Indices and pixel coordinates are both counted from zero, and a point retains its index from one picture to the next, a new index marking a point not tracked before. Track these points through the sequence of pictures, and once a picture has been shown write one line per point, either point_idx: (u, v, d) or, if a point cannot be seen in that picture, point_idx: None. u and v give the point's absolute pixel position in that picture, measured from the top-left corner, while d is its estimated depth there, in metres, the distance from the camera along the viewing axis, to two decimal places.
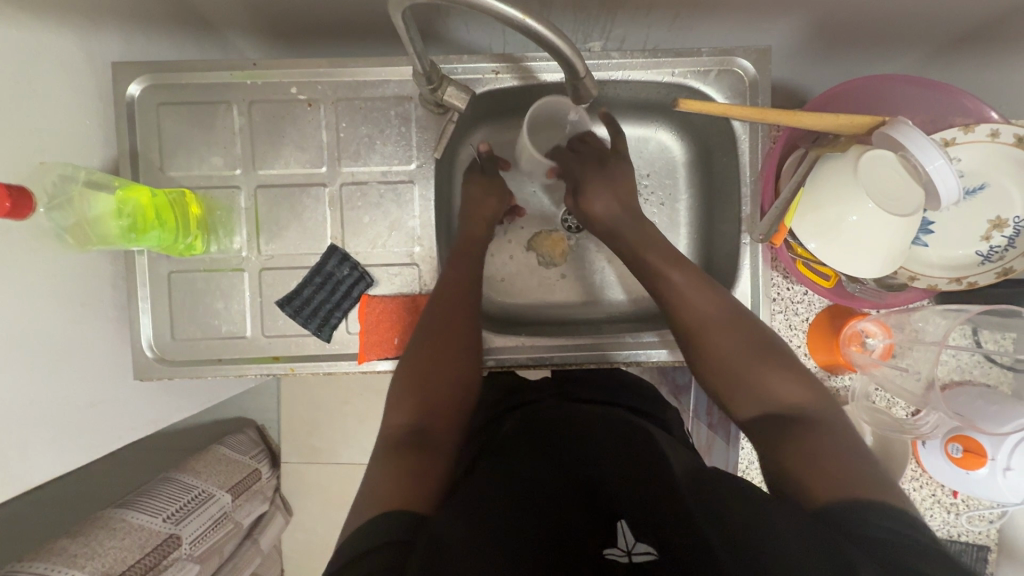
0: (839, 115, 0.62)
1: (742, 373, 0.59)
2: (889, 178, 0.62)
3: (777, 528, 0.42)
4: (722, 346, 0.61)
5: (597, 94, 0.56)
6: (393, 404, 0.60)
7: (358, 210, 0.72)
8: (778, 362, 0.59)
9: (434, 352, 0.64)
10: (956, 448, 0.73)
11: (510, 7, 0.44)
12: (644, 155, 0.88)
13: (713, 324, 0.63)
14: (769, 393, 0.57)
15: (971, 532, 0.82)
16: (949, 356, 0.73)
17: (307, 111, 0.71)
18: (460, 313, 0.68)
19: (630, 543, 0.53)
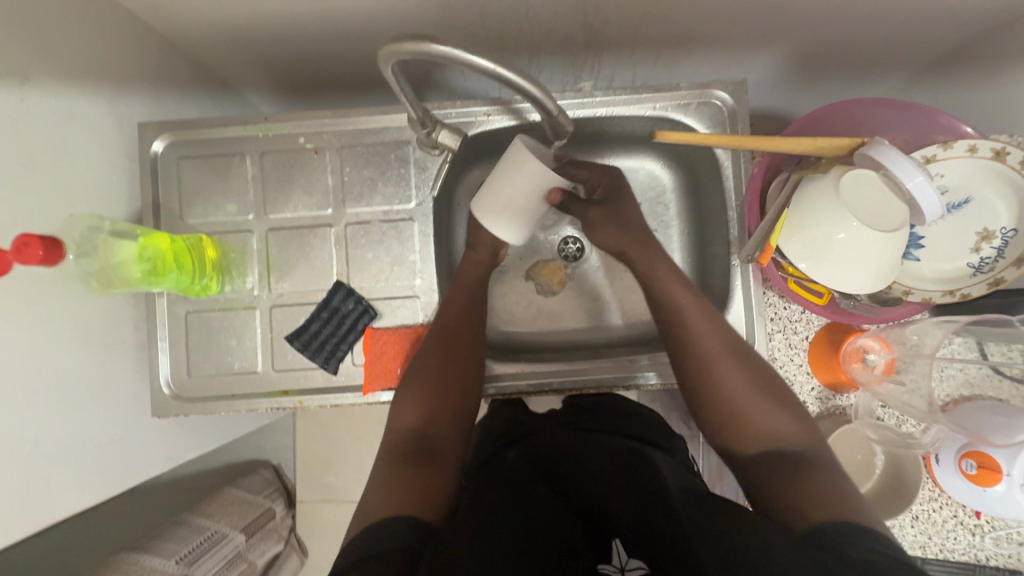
0: (816, 139, 0.65)
1: (739, 407, 0.60)
2: (877, 197, 0.63)
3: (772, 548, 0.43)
4: (729, 379, 0.62)
5: (572, 129, 0.59)
6: (400, 412, 0.64)
7: (362, 247, 0.76)
8: (778, 398, 0.60)
9: (449, 374, 0.67)
10: (970, 463, 0.72)
11: (482, 58, 0.48)
12: (635, 184, 0.91)
13: (716, 354, 0.63)
14: (773, 428, 0.58)
15: (998, 554, 0.79)
16: (954, 369, 0.74)
17: (314, 158, 0.76)
18: (460, 350, 0.69)
19: (624, 559, 0.52)
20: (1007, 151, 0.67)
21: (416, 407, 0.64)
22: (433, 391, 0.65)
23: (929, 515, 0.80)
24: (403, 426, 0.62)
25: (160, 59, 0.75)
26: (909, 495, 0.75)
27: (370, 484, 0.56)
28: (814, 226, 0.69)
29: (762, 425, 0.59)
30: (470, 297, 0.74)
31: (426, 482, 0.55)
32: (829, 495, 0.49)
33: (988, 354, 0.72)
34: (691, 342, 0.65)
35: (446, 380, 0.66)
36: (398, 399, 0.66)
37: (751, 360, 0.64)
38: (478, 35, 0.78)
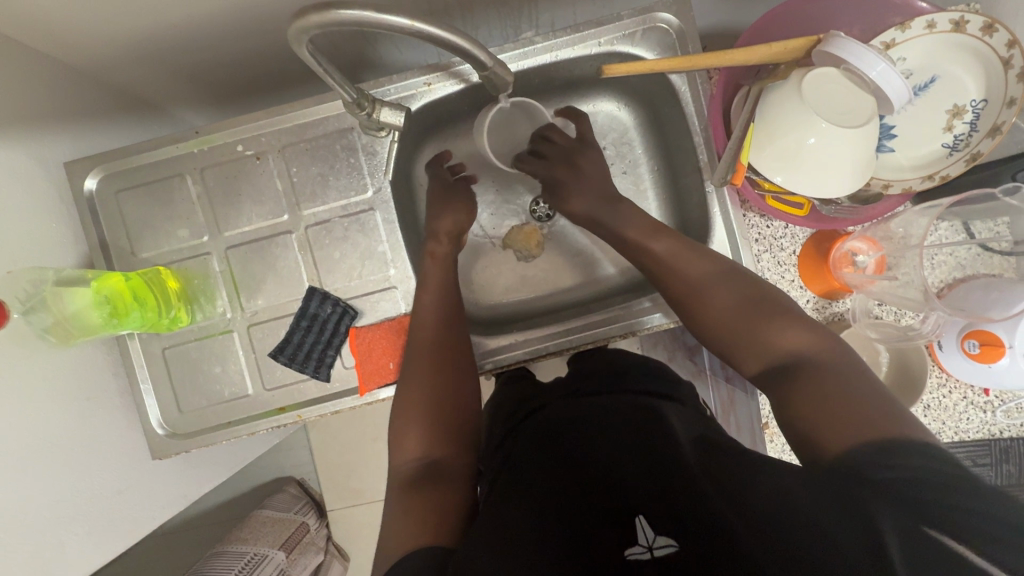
0: (774, 44, 0.63)
1: (746, 330, 0.60)
2: (841, 96, 0.63)
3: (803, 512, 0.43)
4: (724, 308, 0.63)
5: (513, 78, 0.56)
6: (407, 433, 0.64)
7: (327, 247, 0.73)
8: (786, 316, 0.59)
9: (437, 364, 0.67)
10: (973, 343, 0.72)
11: (398, 17, 0.44)
12: (595, 129, 0.88)
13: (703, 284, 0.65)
14: (783, 342, 0.57)
15: (1012, 426, 0.80)
16: (944, 255, 0.74)
17: (257, 164, 0.72)
18: (446, 365, 0.67)
19: (651, 536, 0.48)
20: (966, 19, 0.64)
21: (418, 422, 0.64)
22: (431, 411, 0.64)
23: (939, 402, 0.80)
24: (410, 453, 0.62)
25: (71, 89, 0.70)
26: (917, 387, 0.75)
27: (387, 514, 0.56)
28: (782, 137, 0.67)
29: (776, 344, 0.58)
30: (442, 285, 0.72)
31: (445, 502, 0.56)
32: (843, 411, 0.47)
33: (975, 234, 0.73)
34: (686, 291, 0.66)
35: (446, 393, 0.66)
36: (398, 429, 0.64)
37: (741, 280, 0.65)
38: (401, 2, 0.74)
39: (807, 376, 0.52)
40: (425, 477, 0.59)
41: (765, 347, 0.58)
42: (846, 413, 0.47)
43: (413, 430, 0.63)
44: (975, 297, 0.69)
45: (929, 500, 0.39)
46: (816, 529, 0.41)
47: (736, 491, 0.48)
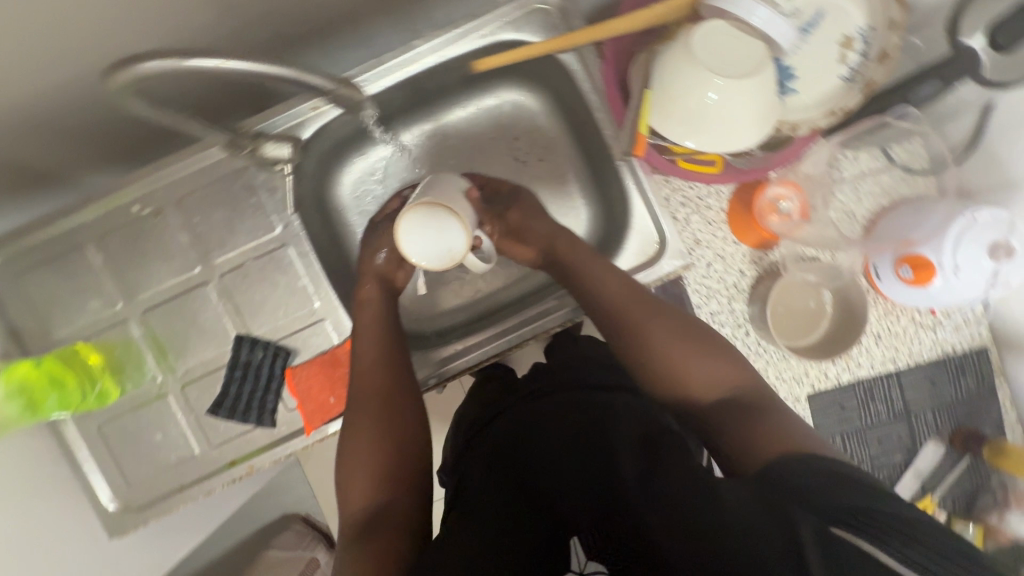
0: (655, 8, 0.65)
1: (680, 366, 0.59)
2: (731, 48, 0.62)
3: (731, 508, 0.46)
4: (663, 344, 0.60)
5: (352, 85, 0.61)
6: (353, 477, 0.61)
7: (246, 292, 0.71)
8: (712, 352, 0.61)
9: (384, 402, 0.64)
10: (906, 269, 0.72)
11: (205, 60, 0.45)
12: (501, 120, 0.84)
13: (627, 306, 0.63)
14: (711, 381, 0.59)
15: (963, 340, 0.82)
16: (871, 183, 0.79)
17: (157, 221, 0.69)
18: (396, 406, 0.65)
19: (583, 560, 0.51)
20: None
21: (366, 472, 0.61)
22: (379, 451, 0.62)
23: (890, 329, 0.82)
24: (359, 503, 0.60)
25: None
26: (857, 319, 0.76)
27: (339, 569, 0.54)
28: (680, 97, 0.65)
29: (705, 381, 0.59)
30: (378, 319, 0.69)
31: (395, 546, 0.54)
32: (775, 432, 0.52)
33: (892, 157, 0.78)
34: (613, 317, 0.63)
35: (391, 438, 0.63)
36: (347, 477, 0.62)
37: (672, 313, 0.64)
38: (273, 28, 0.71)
39: (740, 414, 0.55)
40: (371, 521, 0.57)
41: (695, 384, 0.58)
42: (773, 436, 0.52)
43: (360, 477, 0.61)
44: (905, 222, 0.73)
45: (848, 503, 0.43)
46: (746, 534, 0.44)
47: (668, 491, 0.49)
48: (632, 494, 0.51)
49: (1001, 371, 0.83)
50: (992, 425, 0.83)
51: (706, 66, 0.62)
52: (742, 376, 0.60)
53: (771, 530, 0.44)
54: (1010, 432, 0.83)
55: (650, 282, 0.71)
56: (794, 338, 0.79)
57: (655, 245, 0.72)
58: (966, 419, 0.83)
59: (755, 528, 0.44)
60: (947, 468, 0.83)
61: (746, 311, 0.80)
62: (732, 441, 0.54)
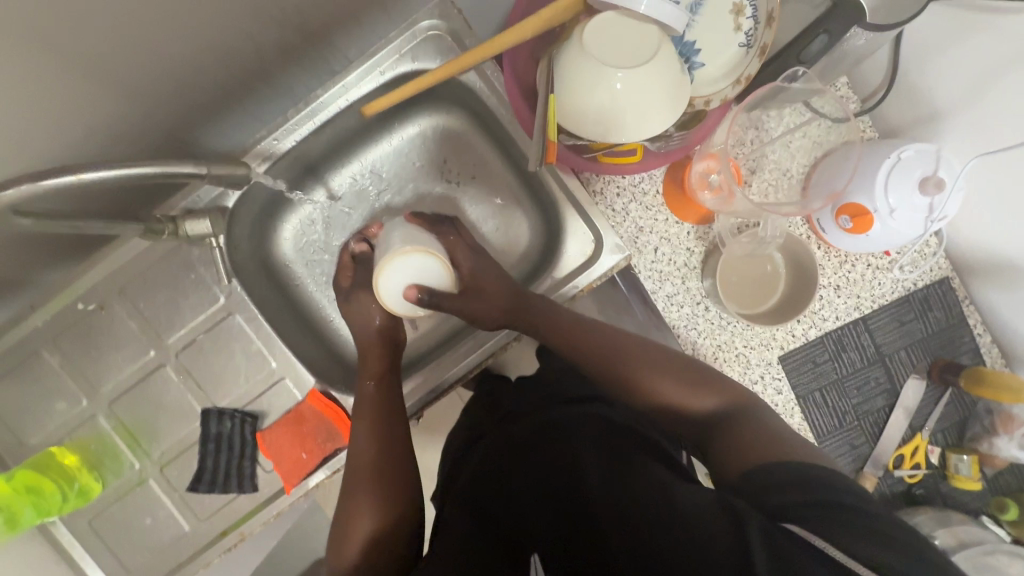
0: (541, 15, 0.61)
1: (667, 395, 0.63)
2: (623, 42, 0.62)
3: (696, 516, 0.49)
4: (650, 373, 0.65)
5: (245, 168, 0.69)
6: (348, 526, 0.61)
7: (204, 366, 0.72)
8: (699, 378, 0.64)
9: (384, 448, 0.65)
10: (846, 219, 0.72)
11: (59, 175, 0.49)
12: (424, 148, 0.85)
13: (611, 341, 0.68)
14: (701, 405, 0.62)
15: (923, 274, 0.82)
16: (799, 138, 0.78)
17: (103, 314, 0.70)
18: (397, 457, 0.65)
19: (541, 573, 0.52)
20: None
21: (365, 515, 0.61)
22: (384, 492, 0.62)
23: (848, 279, 0.82)
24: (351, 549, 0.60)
25: None
26: (808, 281, 0.76)
27: None
28: (584, 95, 0.65)
29: (693, 407, 0.62)
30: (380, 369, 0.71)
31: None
32: (764, 439, 0.55)
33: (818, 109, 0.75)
34: (597, 349, 0.67)
35: (388, 483, 0.64)
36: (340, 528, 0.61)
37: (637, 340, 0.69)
38: None
39: (730, 430, 0.58)
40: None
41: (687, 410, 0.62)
42: (759, 445, 0.55)
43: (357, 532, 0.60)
44: (835, 173, 0.74)
45: (809, 503, 0.47)
46: (706, 542, 0.46)
47: (639, 508, 0.52)
48: (601, 508, 0.54)
49: (966, 296, 0.82)
50: (969, 352, 0.82)
51: (600, 60, 0.63)
52: (735, 398, 0.62)
53: (730, 531, 0.46)
54: (987, 355, 0.82)
55: (593, 280, 0.75)
56: (753, 305, 0.80)
57: (593, 244, 0.76)
58: (942, 350, 0.82)
59: (717, 530, 0.46)
60: (932, 403, 0.83)
61: (701, 287, 0.80)
62: (721, 456, 0.57)
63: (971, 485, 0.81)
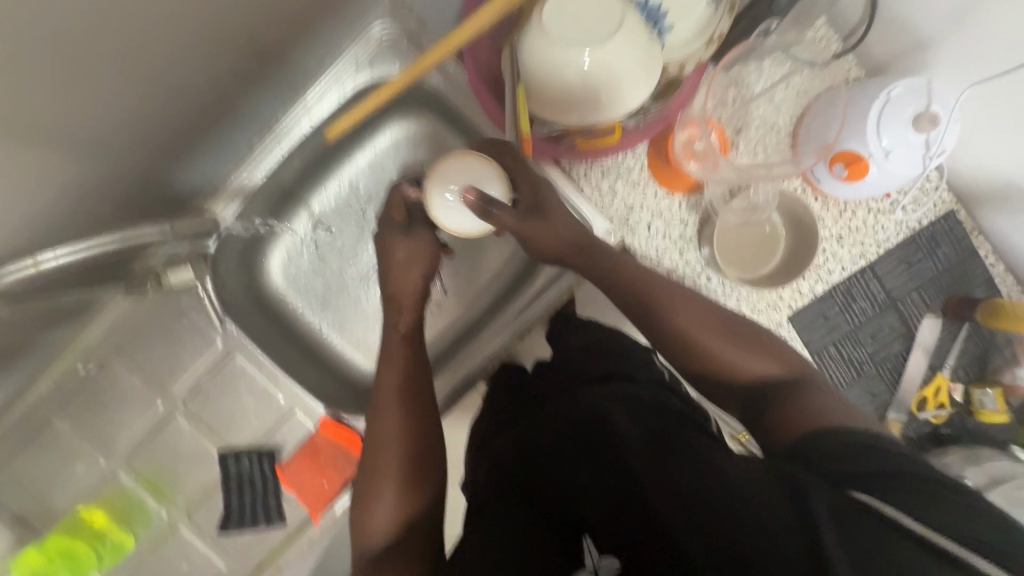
0: (486, 10, 0.56)
1: (718, 355, 0.61)
2: (584, 16, 0.59)
3: (743, 489, 0.50)
4: (701, 334, 0.62)
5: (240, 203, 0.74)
6: (376, 500, 0.61)
7: (213, 409, 0.72)
8: (751, 342, 0.62)
9: (416, 421, 0.63)
10: (840, 167, 0.68)
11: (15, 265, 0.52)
12: (396, 156, 0.81)
13: (666, 290, 0.64)
14: (749, 371, 0.60)
15: (928, 212, 0.79)
16: (782, 92, 0.76)
17: (106, 373, 0.70)
18: (428, 430, 0.64)
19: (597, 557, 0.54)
20: None
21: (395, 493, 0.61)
22: (411, 477, 0.62)
23: (848, 228, 0.79)
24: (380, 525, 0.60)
25: None
26: (809, 232, 0.74)
27: None
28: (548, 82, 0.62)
29: (743, 372, 0.60)
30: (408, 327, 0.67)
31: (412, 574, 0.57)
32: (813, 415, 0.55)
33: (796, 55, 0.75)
34: (641, 297, 0.63)
35: (419, 461, 0.63)
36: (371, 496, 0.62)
37: (691, 296, 0.64)
38: None
39: (782, 400, 0.58)
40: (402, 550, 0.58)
41: (735, 376, 0.60)
42: (811, 417, 0.55)
43: (386, 501, 0.61)
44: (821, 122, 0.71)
45: (867, 474, 0.48)
46: (756, 515, 0.47)
47: (680, 480, 0.53)
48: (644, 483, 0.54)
49: (977, 228, 0.79)
50: (983, 284, 0.80)
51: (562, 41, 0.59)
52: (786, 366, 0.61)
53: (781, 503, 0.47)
54: (1003, 284, 0.80)
55: (583, 270, 0.74)
56: (756, 269, 0.77)
57: (580, 233, 0.74)
58: (955, 286, 0.80)
59: (766, 501, 0.48)
60: (951, 340, 0.81)
61: (700, 258, 0.77)
62: (775, 421, 0.56)
63: (998, 418, 0.79)
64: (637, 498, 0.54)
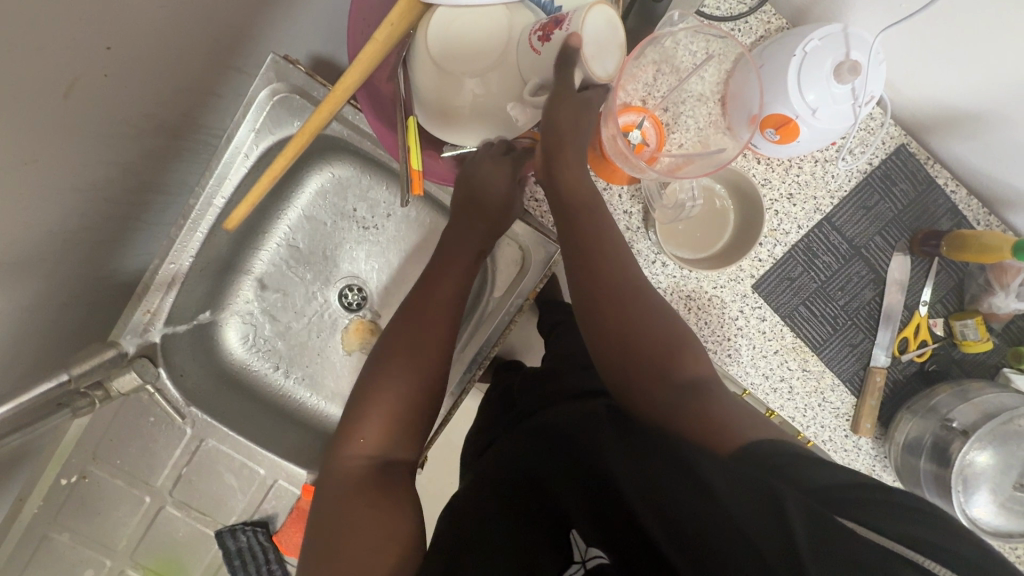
0: (376, 37, 0.51)
1: (655, 342, 0.57)
2: (471, 38, 0.56)
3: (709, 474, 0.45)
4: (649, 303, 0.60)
5: (176, 268, 0.69)
6: (362, 426, 0.60)
7: (201, 495, 0.73)
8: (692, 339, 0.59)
9: (416, 347, 0.63)
10: (771, 131, 0.67)
11: None
12: (328, 203, 0.80)
13: (630, 256, 0.63)
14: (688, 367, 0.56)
15: (876, 150, 0.76)
16: (704, 60, 0.71)
17: (89, 481, 0.70)
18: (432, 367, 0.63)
19: (584, 547, 0.52)
20: None
21: (380, 419, 0.60)
22: (401, 409, 0.61)
23: (796, 183, 0.76)
24: (358, 455, 0.59)
25: None
26: (754, 200, 0.73)
27: (322, 525, 0.54)
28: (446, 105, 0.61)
29: (677, 366, 0.56)
30: (467, 212, 0.67)
31: (388, 513, 0.55)
32: (748, 418, 0.50)
33: (712, 13, 0.71)
34: (596, 250, 0.62)
35: (411, 393, 0.61)
36: (360, 416, 0.61)
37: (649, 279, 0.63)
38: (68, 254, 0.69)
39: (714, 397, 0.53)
40: (377, 484, 0.57)
41: (677, 373, 0.56)
42: (747, 416, 0.50)
43: (370, 428, 0.60)
44: (745, 84, 0.68)
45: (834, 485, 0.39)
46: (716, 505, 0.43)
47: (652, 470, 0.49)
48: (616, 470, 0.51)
49: (927, 157, 0.76)
50: (947, 214, 0.77)
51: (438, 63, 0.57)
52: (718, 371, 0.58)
53: (748, 494, 0.41)
54: (967, 209, 0.77)
55: (531, 284, 0.73)
56: (701, 248, 0.78)
57: (520, 250, 0.74)
58: (918, 221, 0.77)
59: (730, 493, 0.43)
60: (923, 277, 0.79)
61: (652, 246, 0.76)
62: (706, 412, 0.51)
63: (982, 347, 0.77)
64: (616, 493, 0.51)
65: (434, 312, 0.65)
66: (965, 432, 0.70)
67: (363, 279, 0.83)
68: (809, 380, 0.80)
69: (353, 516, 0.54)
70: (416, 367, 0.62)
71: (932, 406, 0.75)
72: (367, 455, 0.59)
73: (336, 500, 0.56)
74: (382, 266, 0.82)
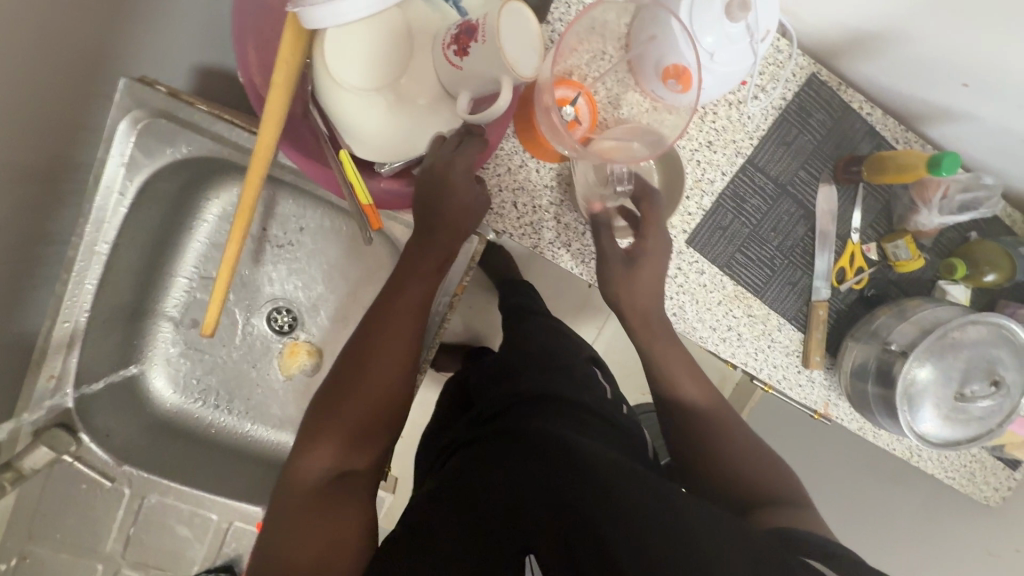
0: (276, 77, 0.49)
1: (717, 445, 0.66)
2: (372, 47, 0.52)
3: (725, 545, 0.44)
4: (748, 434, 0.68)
5: (72, 325, 0.64)
6: (318, 441, 0.58)
7: (156, 551, 0.70)
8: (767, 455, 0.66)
9: (371, 362, 0.60)
10: (673, 82, 0.64)
11: None
12: (233, 226, 0.75)
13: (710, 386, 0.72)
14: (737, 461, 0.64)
15: (788, 83, 0.74)
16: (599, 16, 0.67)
17: (30, 562, 0.67)
18: (394, 384, 0.61)
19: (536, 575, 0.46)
20: None
21: (338, 435, 0.58)
22: (355, 424, 0.59)
23: (715, 130, 0.74)
24: (314, 468, 0.58)
25: None
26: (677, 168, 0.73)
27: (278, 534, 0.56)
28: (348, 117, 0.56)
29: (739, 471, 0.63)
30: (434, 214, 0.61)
31: (344, 526, 0.57)
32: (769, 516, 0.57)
33: None
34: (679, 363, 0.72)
35: (367, 407, 0.59)
36: (319, 432, 0.59)
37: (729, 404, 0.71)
38: None
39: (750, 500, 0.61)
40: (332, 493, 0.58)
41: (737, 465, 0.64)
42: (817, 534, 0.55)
43: (327, 444, 0.58)
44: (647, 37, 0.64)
45: None
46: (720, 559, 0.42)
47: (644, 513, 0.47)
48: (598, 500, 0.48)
49: (839, 85, 0.75)
50: (866, 137, 0.76)
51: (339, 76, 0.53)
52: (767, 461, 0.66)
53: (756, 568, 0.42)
54: (884, 129, 0.77)
55: (459, 278, 0.71)
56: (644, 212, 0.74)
57: None
58: (839, 149, 0.76)
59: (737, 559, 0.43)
60: (851, 205, 0.78)
61: (579, 218, 0.73)
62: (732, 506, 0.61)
63: (914, 265, 0.78)
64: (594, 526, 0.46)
65: (394, 324, 0.61)
66: (903, 353, 0.71)
67: (289, 299, 0.79)
68: (755, 324, 0.80)
69: (305, 526, 0.56)
70: (372, 383, 0.60)
71: (874, 331, 0.75)
72: (324, 469, 0.58)
73: (290, 510, 0.56)
74: (306, 284, 0.78)
